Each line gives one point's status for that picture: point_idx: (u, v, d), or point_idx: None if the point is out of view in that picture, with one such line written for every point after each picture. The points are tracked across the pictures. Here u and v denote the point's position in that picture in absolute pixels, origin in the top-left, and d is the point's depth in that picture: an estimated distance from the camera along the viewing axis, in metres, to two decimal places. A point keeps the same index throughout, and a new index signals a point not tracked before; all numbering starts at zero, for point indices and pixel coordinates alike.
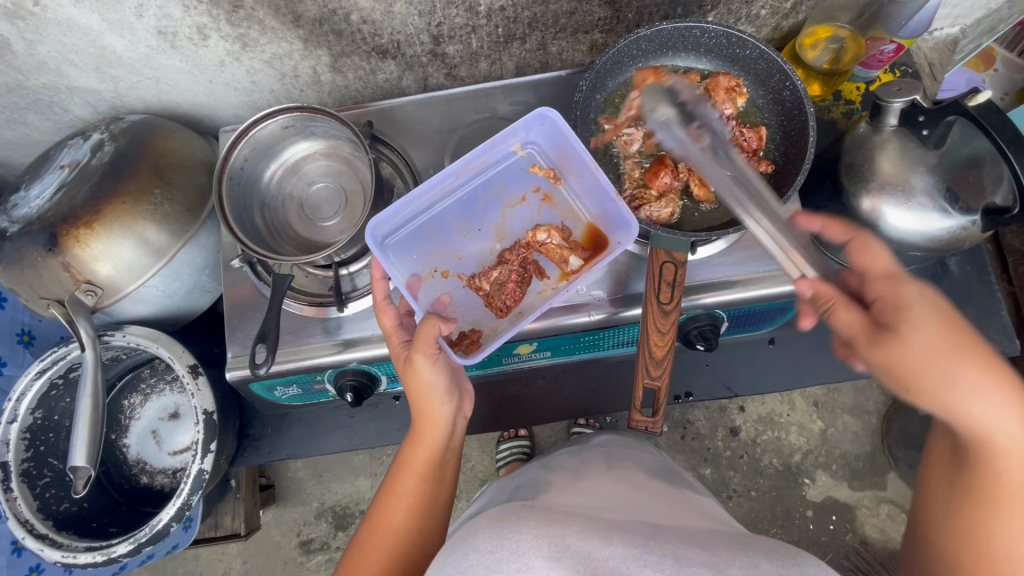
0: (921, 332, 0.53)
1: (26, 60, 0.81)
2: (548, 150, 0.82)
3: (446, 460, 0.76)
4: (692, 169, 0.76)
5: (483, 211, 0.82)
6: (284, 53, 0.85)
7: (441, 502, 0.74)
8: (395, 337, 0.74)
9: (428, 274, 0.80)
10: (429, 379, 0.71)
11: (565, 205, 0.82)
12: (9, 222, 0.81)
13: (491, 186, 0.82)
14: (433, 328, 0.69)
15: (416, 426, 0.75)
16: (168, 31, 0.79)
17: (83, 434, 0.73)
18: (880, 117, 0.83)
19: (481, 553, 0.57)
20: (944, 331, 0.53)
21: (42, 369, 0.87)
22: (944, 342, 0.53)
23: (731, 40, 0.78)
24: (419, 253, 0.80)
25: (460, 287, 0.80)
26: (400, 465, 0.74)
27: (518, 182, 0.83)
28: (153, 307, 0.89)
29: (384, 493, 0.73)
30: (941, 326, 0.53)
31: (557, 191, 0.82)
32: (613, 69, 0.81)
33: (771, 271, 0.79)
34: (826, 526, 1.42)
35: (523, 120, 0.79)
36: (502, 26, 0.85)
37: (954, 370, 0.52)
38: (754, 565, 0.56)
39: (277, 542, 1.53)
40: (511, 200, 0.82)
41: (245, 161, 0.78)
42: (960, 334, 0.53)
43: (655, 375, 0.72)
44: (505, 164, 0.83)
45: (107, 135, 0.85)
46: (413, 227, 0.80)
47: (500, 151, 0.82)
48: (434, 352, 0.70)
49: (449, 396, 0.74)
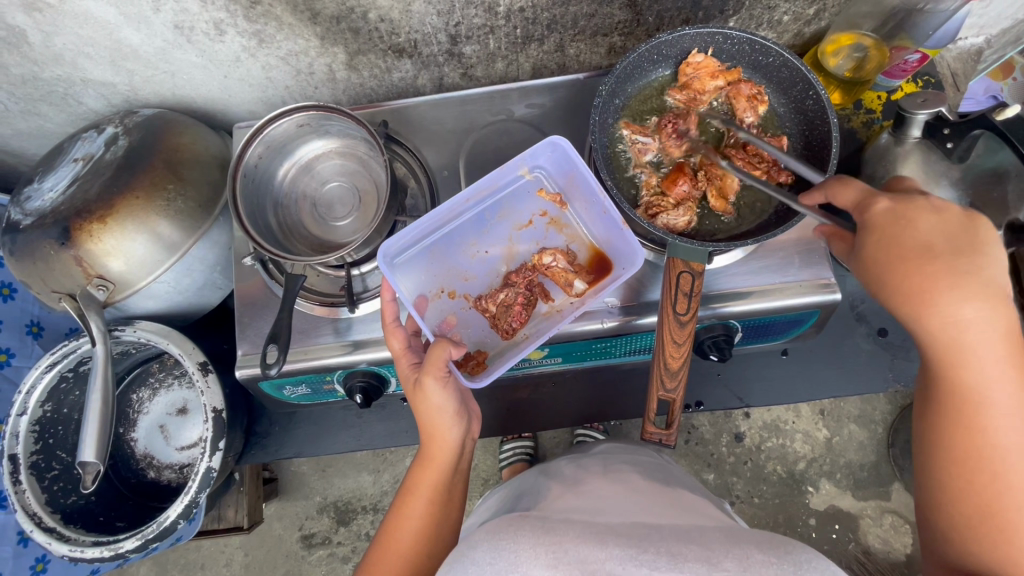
0: (868, 245, 0.57)
1: (42, 52, 0.81)
2: (555, 173, 0.82)
3: (454, 481, 0.75)
4: (712, 179, 0.75)
5: (490, 234, 0.82)
6: (299, 50, 0.85)
7: (450, 522, 0.74)
8: (405, 359, 0.73)
9: (434, 294, 0.79)
10: (438, 403, 0.70)
11: (571, 228, 0.82)
12: (22, 215, 0.81)
13: (498, 209, 0.82)
14: (444, 352, 0.69)
15: (425, 448, 0.74)
16: (184, 26, 0.78)
17: (92, 429, 0.73)
18: (903, 130, 0.80)
19: (479, 566, 0.57)
20: (906, 240, 0.55)
21: (52, 362, 0.87)
22: (903, 247, 0.55)
23: (754, 47, 0.76)
24: (427, 272, 0.80)
25: (467, 308, 0.80)
26: (409, 486, 0.73)
27: (525, 205, 0.82)
28: (163, 302, 0.89)
29: (395, 512, 0.73)
30: (896, 237, 0.56)
31: (565, 215, 0.83)
32: (633, 73, 0.80)
33: (787, 283, 0.78)
34: (829, 535, 1.42)
35: (534, 146, 0.78)
36: (521, 27, 0.84)
37: (915, 281, 0.54)
38: (746, 557, 0.55)
39: (278, 535, 1.53)
40: (518, 222, 0.82)
41: (259, 159, 0.77)
42: (923, 241, 0.54)
43: (670, 387, 0.71)
44: (512, 187, 0.82)
45: (122, 129, 0.85)
46: (419, 248, 0.80)
47: (507, 175, 0.82)
48: (443, 376, 0.69)
49: (459, 419, 0.73)
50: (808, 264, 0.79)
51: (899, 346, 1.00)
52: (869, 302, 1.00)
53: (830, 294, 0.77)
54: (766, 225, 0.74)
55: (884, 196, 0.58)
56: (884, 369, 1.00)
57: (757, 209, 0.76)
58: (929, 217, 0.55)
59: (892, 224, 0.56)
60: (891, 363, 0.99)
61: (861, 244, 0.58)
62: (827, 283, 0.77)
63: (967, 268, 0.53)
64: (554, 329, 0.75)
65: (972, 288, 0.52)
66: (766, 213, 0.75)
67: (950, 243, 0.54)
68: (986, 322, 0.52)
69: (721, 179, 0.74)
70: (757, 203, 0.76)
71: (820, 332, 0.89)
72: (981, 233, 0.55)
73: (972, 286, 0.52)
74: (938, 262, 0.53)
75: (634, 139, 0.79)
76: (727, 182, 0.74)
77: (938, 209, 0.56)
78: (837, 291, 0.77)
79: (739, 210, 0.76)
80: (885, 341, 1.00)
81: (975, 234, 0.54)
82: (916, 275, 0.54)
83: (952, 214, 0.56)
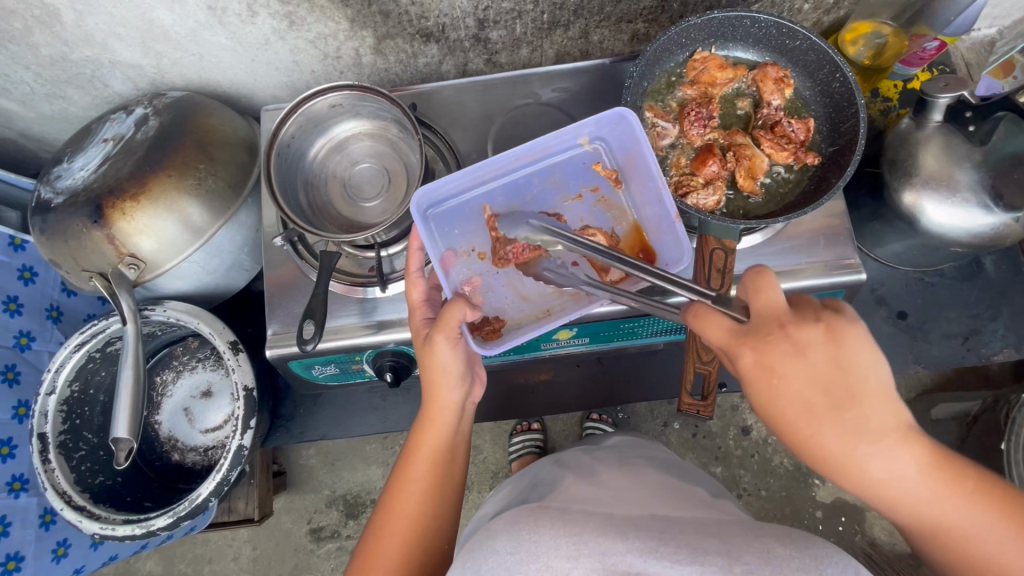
0: (768, 410, 0.54)
1: (74, 32, 0.81)
2: (616, 150, 0.78)
3: (456, 443, 0.74)
4: (740, 159, 0.76)
5: (536, 200, 0.79)
6: (329, 33, 0.86)
7: (455, 484, 0.73)
8: (420, 312, 0.75)
9: (466, 251, 0.78)
10: (444, 361, 0.70)
11: (620, 210, 0.79)
12: (53, 194, 0.81)
13: (550, 176, 0.80)
14: (460, 312, 0.68)
15: (425, 407, 0.73)
16: (217, 7, 0.79)
17: (125, 406, 0.73)
18: (923, 114, 0.83)
19: (500, 555, 0.57)
20: (784, 398, 0.52)
21: (81, 342, 0.87)
22: (787, 416, 0.53)
23: (782, 31, 0.77)
24: (462, 227, 0.79)
25: (493, 271, 0.78)
26: (410, 447, 0.72)
27: (577, 177, 0.79)
28: (191, 283, 0.89)
29: (397, 473, 0.72)
30: (776, 390, 0.52)
31: (616, 195, 0.79)
32: (661, 56, 0.81)
33: (812, 264, 0.79)
34: (836, 527, 1.42)
35: (599, 115, 0.75)
36: (548, 12, 0.85)
37: (816, 438, 0.52)
38: (767, 550, 0.55)
39: (287, 528, 1.53)
40: (567, 195, 0.79)
41: (291, 137, 0.78)
42: (798, 398, 0.52)
43: (705, 358, 0.72)
44: (568, 156, 0.79)
45: (151, 110, 0.85)
46: (459, 203, 0.79)
47: (565, 141, 0.78)
48: (455, 335, 0.69)
49: (462, 381, 0.72)
50: (831, 245, 0.80)
51: (918, 328, 1.02)
52: (887, 286, 1.03)
53: (856, 274, 0.78)
54: (795, 205, 0.76)
55: (744, 343, 0.53)
56: (903, 351, 1.02)
57: (784, 190, 0.77)
58: (786, 356, 0.52)
59: (762, 383, 0.53)
60: (910, 344, 1.02)
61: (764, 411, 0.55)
62: (853, 263, 0.79)
63: (852, 420, 0.51)
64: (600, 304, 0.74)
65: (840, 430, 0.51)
66: (794, 193, 0.77)
67: (822, 388, 0.51)
68: (904, 466, 0.51)
69: (750, 158, 0.76)
70: (784, 186, 0.77)
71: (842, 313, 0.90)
72: (849, 356, 0.52)
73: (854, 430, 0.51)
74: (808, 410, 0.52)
75: (656, 122, 0.79)
76: (756, 162, 0.75)
77: (800, 348, 0.52)
78: (862, 272, 0.79)
79: (767, 189, 0.77)
80: (904, 323, 1.03)
81: (840, 363, 0.51)
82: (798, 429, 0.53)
83: (815, 348, 0.52)
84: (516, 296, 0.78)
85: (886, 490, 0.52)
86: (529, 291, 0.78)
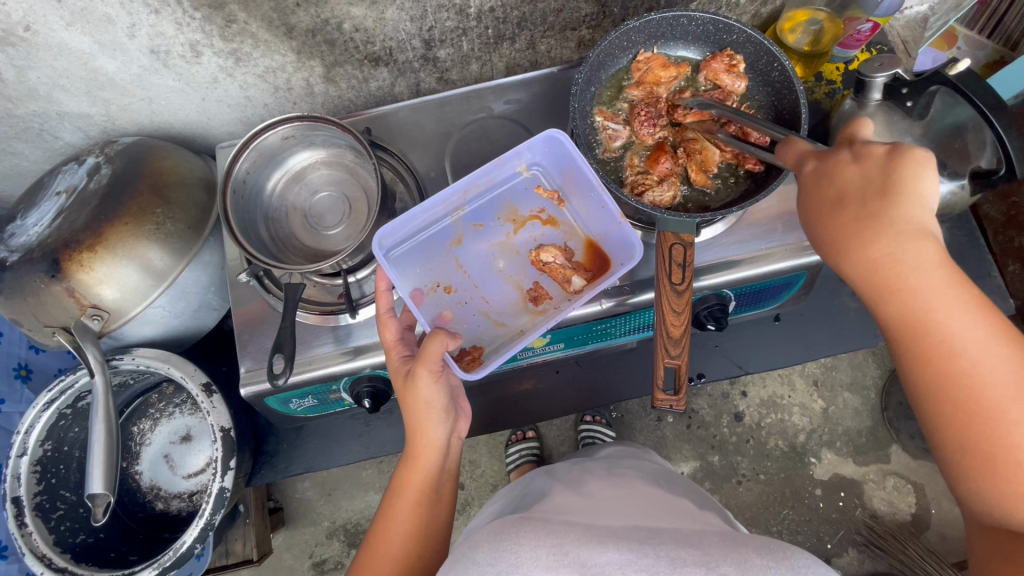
0: (816, 228, 0.56)
1: (16, 87, 0.81)
2: (552, 172, 0.83)
3: (442, 482, 0.73)
4: (692, 155, 0.78)
5: (487, 229, 0.82)
6: (276, 66, 0.85)
7: (440, 524, 0.72)
8: (396, 351, 0.73)
9: (430, 289, 0.79)
10: (427, 397, 0.69)
11: (568, 225, 0.82)
12: (7, 252, 0.79)
13: (498, 205, 0.83)
14: (441, 344, 0.68)
15: (410, 447, 0.72)
16: (160, 50, 0.78)
17: (98, 461, 0.72)
18: (864, 93, 0.84)
19: (480, 567, 0.56)
20: (833, 194, 0.54)
21: (49, 400, 0.87)
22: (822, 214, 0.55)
23: (717, 27, 0.79)
24: (422, 267, 0.80)
25: (461, 303, 0.79)
26: (395, 488, 0.72)
27: (523, 202, 0.83)
28: (160, 327, 0.88)
29: (384, 513, 0.71)
30: (817, 196, 0.55)
31: (562, 213, 0.82)
32: (606, 61, 0.82)
33: (774, 248, 0.81)
34: (836, 504, 1.36)
35: (529, 142, 0.79)
36: (492, 27, 0.86)
37: (850, 242, 0.53)
38: (744, 561, 0.54)
39: (289, 565, 1.49)
40: (517, 220, 0.82)
41: (247, 173, 0.78)
42: (849, 189, 0.53)
43: (674, 353, 0.72)
44: (511, 184, 0.83)
45: (102, 158, 0.84)
46: (416, 242, 0.80)
47: (506, 171, 0.83)
48: (438, 369, 0.68)
49: (446, 416, 0.71)
50: (791, 228, 0.82)
51: None
52: None
53: (815, 255, 0.80)
54: (750, 194, 0.77)
55: (813, 155, 0.57)
56: (873, 324, 1.05)
57: (739, 181, 0.78)
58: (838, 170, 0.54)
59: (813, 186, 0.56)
60: (879, 317, 1.05)
61: (811, 227, 0.57)
62: (811, 245, 0.80)
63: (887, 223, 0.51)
64: (567, 310, 0.76)
65: (880, 229, 0.51)
66: (748, 184, 0.78)
67: (832, 196, 0.54)
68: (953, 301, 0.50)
69: (701, 153, 0.77)
70: (736, 177, 0.78)
71: (809, 294, 0.92)
72: (901, 176, 0.52)
73: (886, 237, 0.51)
74: (852, 208, 0.53)
75: (606, 125, 0.81)
76: (708, 155, 0.77)
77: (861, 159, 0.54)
78: (821, 252, 0.80)
79: (722, 182, 0.78)
80: None
81: (894, 173, 0.52)
82: (836, 221, 0.54)
83: (874, 156, 0.54)
84: (489, 323, 0.79)
85: (907, 292, 0.51)
86: (500, 315, 0.79)
